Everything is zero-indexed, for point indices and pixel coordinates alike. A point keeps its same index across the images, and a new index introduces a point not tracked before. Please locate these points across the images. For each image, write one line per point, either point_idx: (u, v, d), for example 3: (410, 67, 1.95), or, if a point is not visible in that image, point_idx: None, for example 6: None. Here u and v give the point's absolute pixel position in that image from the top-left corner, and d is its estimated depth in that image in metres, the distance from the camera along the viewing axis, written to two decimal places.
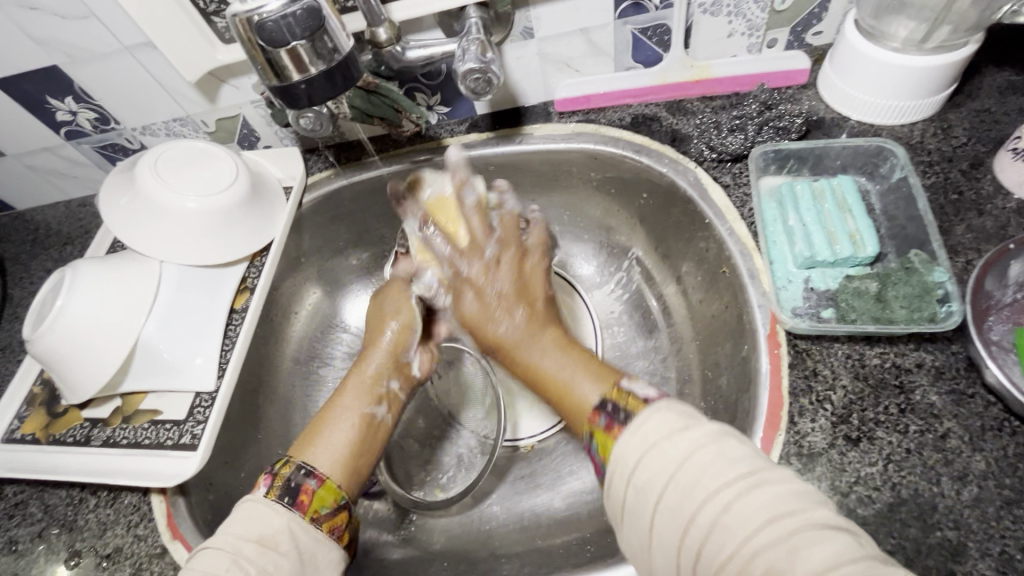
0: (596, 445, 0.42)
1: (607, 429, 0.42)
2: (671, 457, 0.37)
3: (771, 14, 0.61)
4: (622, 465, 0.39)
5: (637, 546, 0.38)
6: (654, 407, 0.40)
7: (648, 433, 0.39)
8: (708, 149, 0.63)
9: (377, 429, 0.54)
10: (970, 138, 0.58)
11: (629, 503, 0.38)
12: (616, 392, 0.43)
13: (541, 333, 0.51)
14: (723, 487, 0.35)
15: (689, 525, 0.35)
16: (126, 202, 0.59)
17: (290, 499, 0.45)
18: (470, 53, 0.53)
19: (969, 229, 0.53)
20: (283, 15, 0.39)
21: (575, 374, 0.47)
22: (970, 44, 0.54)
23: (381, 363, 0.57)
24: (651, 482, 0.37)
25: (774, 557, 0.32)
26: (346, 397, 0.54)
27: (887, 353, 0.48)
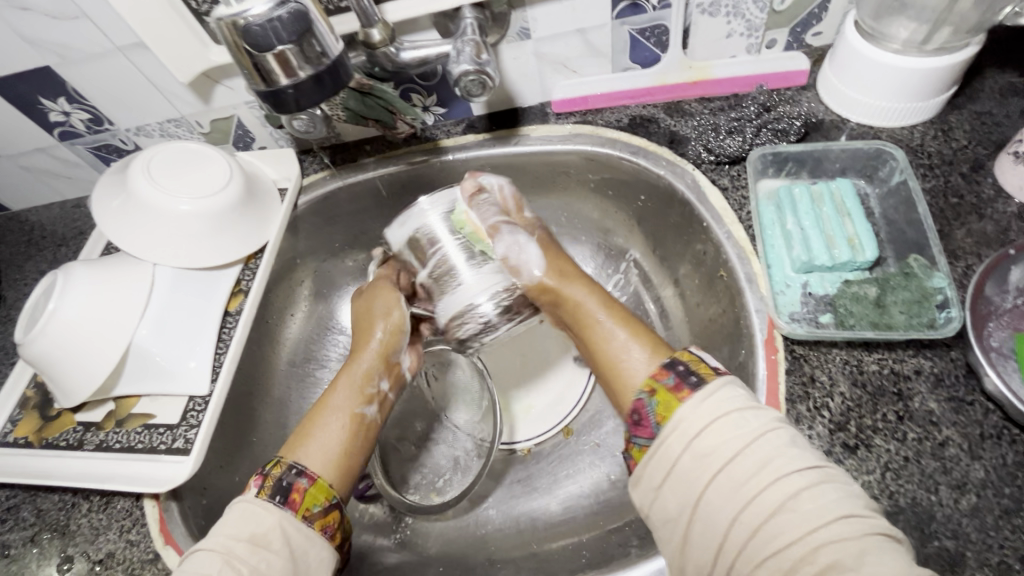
0: (655, 405, 0.42)
1: (673, 391, 0.42)
2: (740, 434, 0.38)
3: (770, 14, 0.61)
4: (686, 426, 0.40)
5: (673, 513, 0.39)
6: (723, 379, 0.41)
7: (719, 403, 0.40)
8: (706, 151, 0.62)
9: (368, 429, 0.53)
10: (971, 141, 0.58)
11: (683, 468, 0.39)
12: (686, 354, 0.44)
13: (590, 286, 0.52)
14: (794, 472, 0.36)
15: (749, 504, 0.36)
16: (119, 204, 0.58)
17: (281, 498, 0.46)
18: (465, 55, 0.52)
19: (969, 233, 0.52)
20: (269, 20, 0.38)
21: (629, 342, 0.47)
22: (971, 46, 0.54)
23: (372, 361, 0.56)
24: (714, 453, 0.38)
25: (839, 551, 0.33)
26: (336, 396, 0.53)
27: (885, 359, 0.47)
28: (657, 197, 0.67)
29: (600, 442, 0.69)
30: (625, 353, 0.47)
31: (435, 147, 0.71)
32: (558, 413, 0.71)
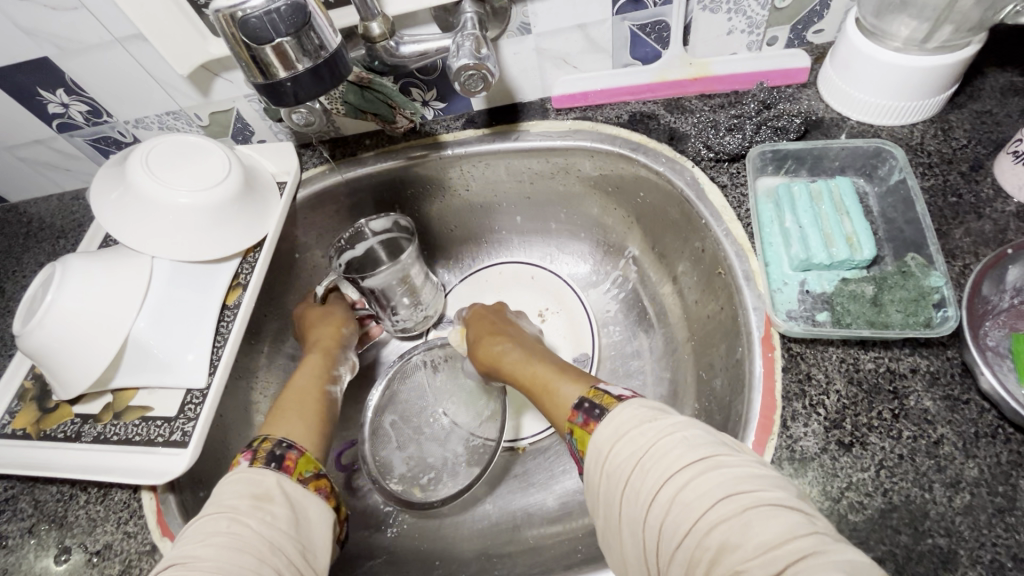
0: (576, 442, 0.45)
1: (583, 426, 0.44)
2: (640, 444, 0.39)
3: (771, 11, 0.61)
4: (597, 454, 0.42)
5: (612, 532, 0.40)
6: (625, 403, 0.43)
7: (618, 427, 0.42)
8: (706, 148, 0.62)
9: (325, 399, 0.60)
10: (970, 140, 0.58)
11: (604, 490, 0.40)
12: (592, 392, 0.46)
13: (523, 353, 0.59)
14: (680, 467, 0.37)
15: (648, 505, 0.37)
16: (117, 198, 0.58)
17: (276, 464, 0.48)
18: (464, 49, 0.52)
19: (968, 233, 0.52)
20: (267, 11, 0.38)
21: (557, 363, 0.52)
22: (972, 45, 0.53)
23: (317, 357, 0.65)
24: (619, 465, 0.39)
25: (728, 530, 0.33)
26: (300, 377, 0.62)
27: (882, 358, 0.48)
28: (658, 196, 0.66)
29: None
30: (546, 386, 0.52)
31: (435, 142, 0.71)
32: None
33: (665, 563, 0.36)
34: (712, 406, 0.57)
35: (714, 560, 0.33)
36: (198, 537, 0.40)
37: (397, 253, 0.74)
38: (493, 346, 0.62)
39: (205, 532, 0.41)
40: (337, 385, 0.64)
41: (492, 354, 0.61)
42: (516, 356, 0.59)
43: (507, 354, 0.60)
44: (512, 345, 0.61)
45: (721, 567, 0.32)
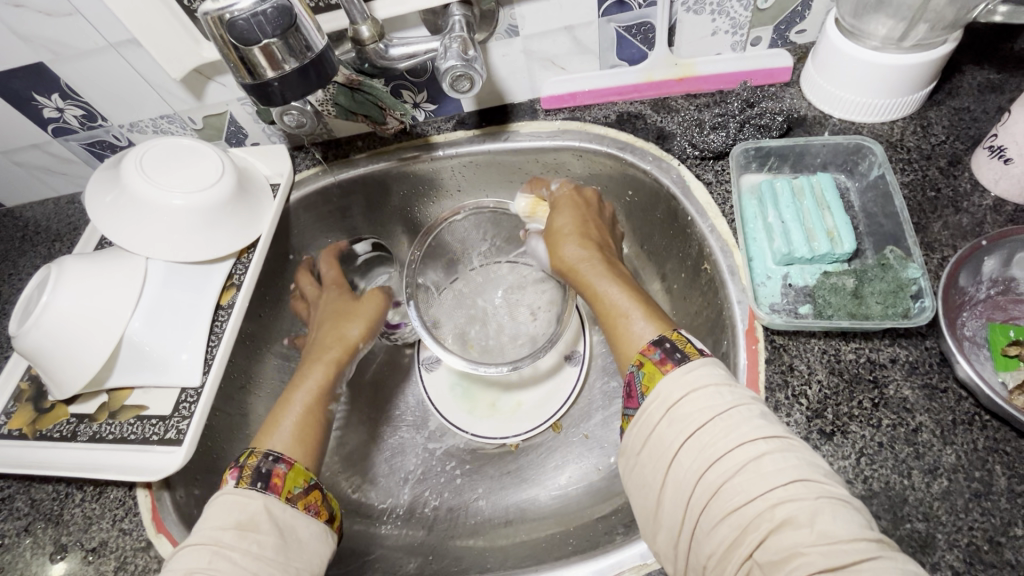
0: (641, 376, 0.44)
1: (659, 363, 0.44)
2: (715, 404, 0.39)
3: (754, 12, 0.62)
4: (663, 397, 0.41)
5: (648, 478, 0.41)
6: (708, 359, 0.43)
7: (696, 376, 0.41)
8: (691, 147, 0.63)
9: (321, 421, 0.57)
10: (948, 136, 0.59)
11: (661, 430, 0.40)
12: (675, 334, 0.45)
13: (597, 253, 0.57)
14: (756, 439, 0.37)
15: (709, 466, 0.37)
16: (112, 200, 0.59)
17: (263, 484, 0.47)
18: (452, 51, 0.53)
19: (946, 226, 0.54)
20: (254, 14, 0.39)
21: (627, 299, 0.51)
22: (948, 43, 0.55)
23: (324, 366, 0.60)
24: (686, 419, 0.39)
25: (797, 509, 0.34)
26: (298, 393, 0.58)
27: (862, 349, 0.49)
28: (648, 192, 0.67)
29: (589, 433, 0.70)
30: (596, 283, 0.53)
31: (426, 143, 0.72)
32: (548, 408, 0.71)
33: (708, 525, 0.36)
34: None
35: (772, 532, 0.34)
36: (182, 571, 0.41)
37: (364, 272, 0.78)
38: (565, 227, 0.60)
39: (187, 569, 0.40)
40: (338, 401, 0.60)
41: (555, 237, 0.60)
42: (578, 247, 0.57)
43: (568, 246, 0.58)
44: (581, 236, 0.58)
45: (778, 538, 0.34)
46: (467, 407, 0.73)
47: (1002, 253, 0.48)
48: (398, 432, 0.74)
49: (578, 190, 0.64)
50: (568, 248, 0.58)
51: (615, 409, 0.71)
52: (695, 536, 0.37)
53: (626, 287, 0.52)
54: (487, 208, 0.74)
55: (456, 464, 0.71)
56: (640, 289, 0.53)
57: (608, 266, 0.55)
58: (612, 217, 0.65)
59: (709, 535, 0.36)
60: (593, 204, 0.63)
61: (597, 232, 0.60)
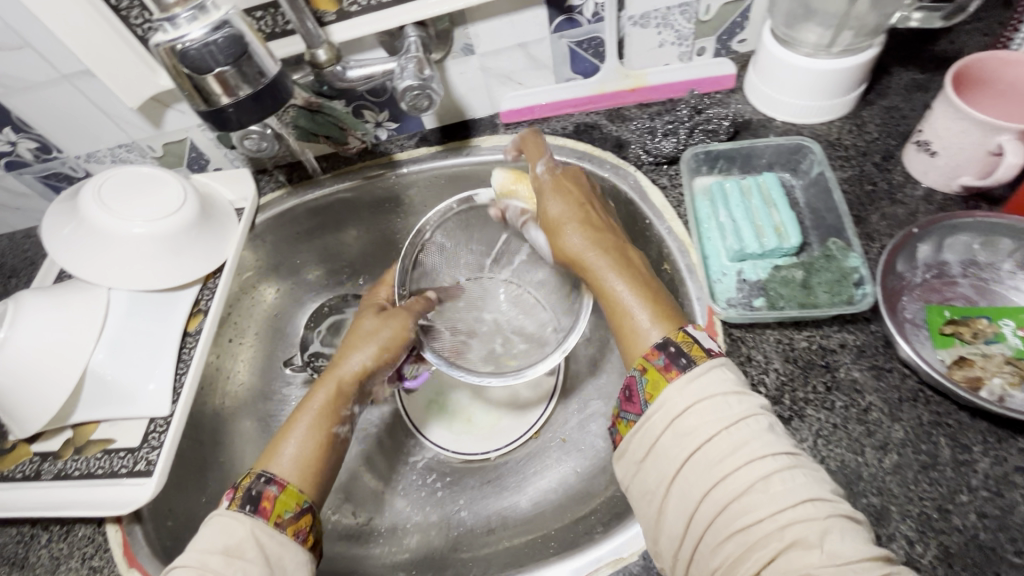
0: (646, 382, 0.44)
1: (662, 370, 0.44)
2: (719, 418, 0.40)
3: (697, 24, 0.66)
4: (666, 408, 0.42)
5: (651, 488, 0.42)
6: (714, 363, 0.43)
7: (699, 388, 0.42)
8: (645, 153, 0.66)
9: (326, 458, 0.52)
10: (881, 133, 0.63)
11: (664, 443, 0.41)
12: (680, 336, 0.45)
13: (603, 238, 0.54)
14: (763, 457, 0.38)
15: (716, 482, 0.39)
16: (71, 232, 0.58)
17: (252, 507, 0.46)
18: (408, 71, 0.55)
19: (883, 217, 0.57)
20: (205, 44, 0.40)
21: (637, 296, 0.50)
22: (873, 47, 0.59)
23: (342, 382, 0.56)
24: (692, 433, 0.40)
25: (802, 531, 0.36)
26: (295, 432, 0.52)
27: (814, 336, 0.51)
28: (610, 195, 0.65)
29: (566, 437, 0.71)
30: (605, 276, 0.51)
31: (390, 161, 0.73)
32: (527, 419, 0.73)
33: (714, 540, 0.38)
34: None
35: (778, 552, 0.35)
36: None
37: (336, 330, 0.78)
38: (562, 214, 0.55)
39: None
40: (349, 424, 0.55)
41: (552, 221, 0.55)
42: (582, 236, 0.54)
43: (570, 235, 0.54)
44: (583, 224, 0.54)
45: (784, 559, 0.35)
46: (444, 421, 0.74)
47: (934, 238, 0.52)
48: (377, 449, 0.74)
49: (563, 169, 0.59)
50: (570, 239, 0.54)
51: (590, 411, 0.72)
52: (698, 547, 0.39)
53: (633, 281, 0.51)
54: (453, 211, 0.68)
55: (436, 479, 0.72)
56: (646, 280, 0.51)
57: (614, 256, 0.52)
58: (605, 196, 0.60)
59: (713, 548, 0.38)
60: (583, 185, 0.58)
61: (593, 212, 0.56)
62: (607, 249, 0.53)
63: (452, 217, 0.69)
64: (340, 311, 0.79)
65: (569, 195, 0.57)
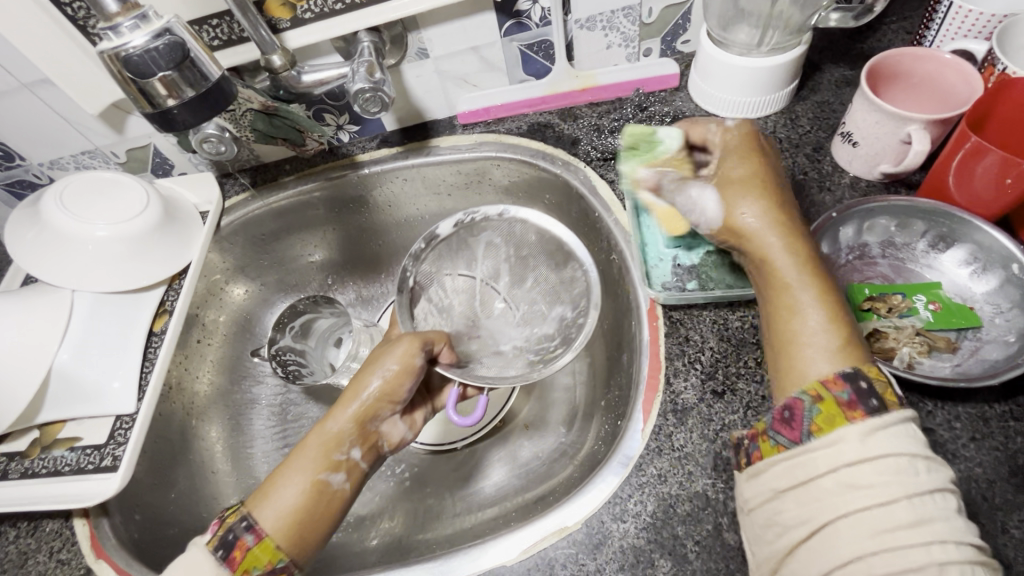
0: (817, 413, 0.39)
1: (845, 405, 0.38)
2: (897, 481, 0.36)
3: (640, 26, 0.69)
4: (834, 451, 0.37)
5: (785, 525, 0.38)
6: (906, 417, 0.38)
7: (882, 444, 0.37)
8: (595, 150, 0.70)
9: (319, 512, 0.49)
10: (813, 126, 0.67)
11: (823, 484, 0.37)
12: (873, 373, 0.40)
13: (789, 224, 0.47)
14: (944, 542, 0.34)
15: (865, 552, 0.35)
16: (34, 235, 0.60)
17: (224, 553, 0.46)
18: (360, 74, 0.58)
19: (812, 204, 0.61)
20: (147, 50, 0.43)
21: (828, 306, 0.43)
22: (801, 45, 0.63)
23: (346, 424, 0.52)
24: (866, 487, 0.36)
25: None
26: (292, 470, 0.50)
27: (746, 316, 0.55)
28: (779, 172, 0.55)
29: (529, 423, 0.74)
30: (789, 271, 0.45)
31: (352, 162, 0.75)
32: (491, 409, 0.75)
33: None
34: (623, 379, 0.64)
35: None
36: None
37: (306, 332, 0.79)
38: (747, 182, 0.50)
39: None
40: (347, 472, 0.51)
41: (729, 190, 0.50)
42: (761, 213, 0.48)
43: (755, 213, 0.48)
44: (772, 202, 0.48)
45: None
46: None
47: (854, 222, 0.56)
48: None
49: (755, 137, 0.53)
50: (757, 217, 0.48)
51: (551, 399, 0.75)
52: None
53: (824, 292, 0.44)
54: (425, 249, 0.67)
55: (405, 469, 0.74)
56: (837, 295, 0.45)
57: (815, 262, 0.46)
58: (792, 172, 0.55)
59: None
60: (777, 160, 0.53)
61: (783, 193, 0.49)
62: (808, 246, 0.47)
63: (427, 257, 0.68)
64: (312, 312, 0.79)
65: (765, 170, 0.51)
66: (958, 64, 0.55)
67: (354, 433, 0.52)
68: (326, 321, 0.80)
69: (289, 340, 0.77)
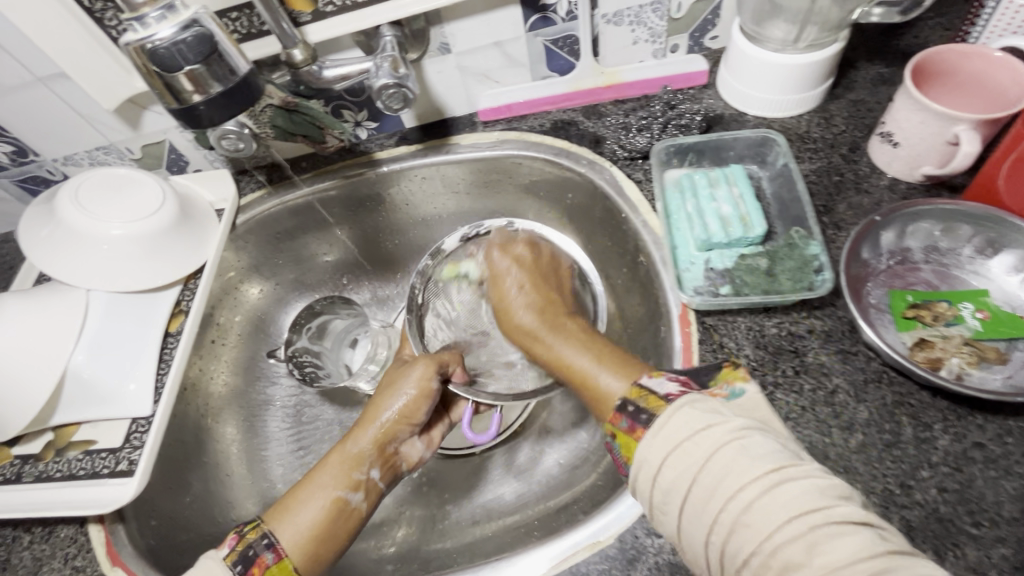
0: (618, 447, 0.43)
1: (629, 432, 0.42)
2: (701, 455, 0.37)
3: (668, 21, 0.67)
4: (645, 466, 0.40)
5: (664, 529, 0.40)
6: (675, 407, 0.40)
7: (673, 432, 0.39)
8: (620, 148, 0.68)
9: (339, 527, 0.49)
10: (848, 126, 0.65)
11: (658, 498, 0.39)
12: (635, 392, 0.44)
13: (566, 323, 0.56)
14: (763, 491, 0.35)
15: (712, 526, 0.36)
16: (48, 234, 0.58)
17: (242, 568, 0.44)
18: (384, 70, 0.56)
19: (849, 206, 0.59)
20: (174, 42, 0.41)
21: (589, 360, 0.50)
22: (838, 42, 0.61)
23: (366, 445, 0.53)
24: (682, 472, 0.38)
25: (791, 552, 0.33)
26: (314, 484, 0.50)
27: (783, 323, 0.53)
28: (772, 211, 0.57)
29: (549, 429, 0.72)
30: (558, 347, 0.54)
31: (370, 159, 0.74)
32: (512, 413, 0.74)
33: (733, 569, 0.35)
34: None
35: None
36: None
37: (322, 335, 0.77)
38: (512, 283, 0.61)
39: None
40: (365, 491, 0.51)
41: (500, 283, 0.61)
42: (535, 315, 0.57)
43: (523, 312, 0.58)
44: (531, 297, 0.59)
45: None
46: None
47: (897, 226, 0.53)
48: None
49: (534, 250, 0.63)
50: (519, 309, 0.58)
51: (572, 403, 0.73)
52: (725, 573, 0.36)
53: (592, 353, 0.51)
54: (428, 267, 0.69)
55: (421, 474, 0.72)
56: (609, 351, 0.51)
57: (568, 328, 0.55)
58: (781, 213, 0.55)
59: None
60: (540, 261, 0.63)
61: (547, 286, 0.60)
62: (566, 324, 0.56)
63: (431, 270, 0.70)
64: (329, 313, 0.77)
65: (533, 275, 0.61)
66: (1009, 62, 0.53)
67: (373, 452, 0.53)
68: (342, 322, 0.78)
69: (305, 342, 0.75)
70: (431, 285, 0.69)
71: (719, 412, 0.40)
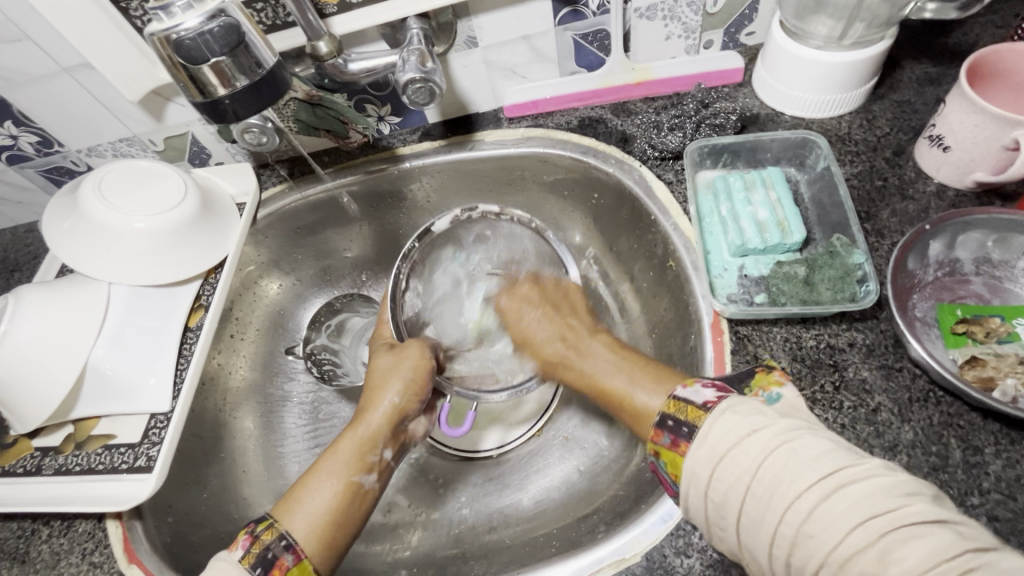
0: (664, 465, 0.41)
1: (671, 447, 0.40)
2: (755, 465, 0.36)
3: (704, 16, 0.64)
4: (694, 481, 0.38)
5: (724, 542, 0.38)
6: (715, 415, 0.39)
7: (718, 443, 0.38)
8: (651, 148, 0.65)
9: (354, 513, 0.48)
10: (892, 128, 0.62)
11: (712, 511, 0.38)
12: (672, 405, 0.42)
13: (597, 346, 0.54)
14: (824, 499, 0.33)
15: (775, 538, 0.35)
16: (69, 226, 0.58)
17: (262, 572, 0.42)
18: (411, 63, 0.54)
19: (893, 213, 0.56)
20: (200, 33, 0.40)
21: (627, 383, 0.48)
22: (886, 39, 0.58)
23: (375, 426, 0.52)
24: (732, 489, 0.36)
25: (864, 560, 0.31)
26: (325, 471, 0.49)
27: (822, 335, 0.51)
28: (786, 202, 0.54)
29: (569, 435, 0.70)
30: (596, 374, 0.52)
31: (393, 155, 0.72)
32: (530, 417, 0.72)
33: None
34: None
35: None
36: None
37: (340, 333, 0.78)
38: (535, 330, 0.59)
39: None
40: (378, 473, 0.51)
41: (518, 321, 0.61)
42: (560, 345, 0.57)
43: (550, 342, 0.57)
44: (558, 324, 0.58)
45: None
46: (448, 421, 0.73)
47: (946, 236, 0.50)
48: None
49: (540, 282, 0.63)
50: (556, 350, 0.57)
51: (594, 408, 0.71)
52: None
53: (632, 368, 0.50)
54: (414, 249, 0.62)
55: (438, 476, 0.71)
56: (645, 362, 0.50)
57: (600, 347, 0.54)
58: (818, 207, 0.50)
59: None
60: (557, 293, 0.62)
61: (571, 319, 0.58)
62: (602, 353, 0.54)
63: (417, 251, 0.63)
64: (348, 311, 0.79)
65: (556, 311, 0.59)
66: None
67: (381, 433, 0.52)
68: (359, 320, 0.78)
69: (324, 341, 0.77)
70: (418, 272, 0.63)
71: (762, 415, 0.38)
